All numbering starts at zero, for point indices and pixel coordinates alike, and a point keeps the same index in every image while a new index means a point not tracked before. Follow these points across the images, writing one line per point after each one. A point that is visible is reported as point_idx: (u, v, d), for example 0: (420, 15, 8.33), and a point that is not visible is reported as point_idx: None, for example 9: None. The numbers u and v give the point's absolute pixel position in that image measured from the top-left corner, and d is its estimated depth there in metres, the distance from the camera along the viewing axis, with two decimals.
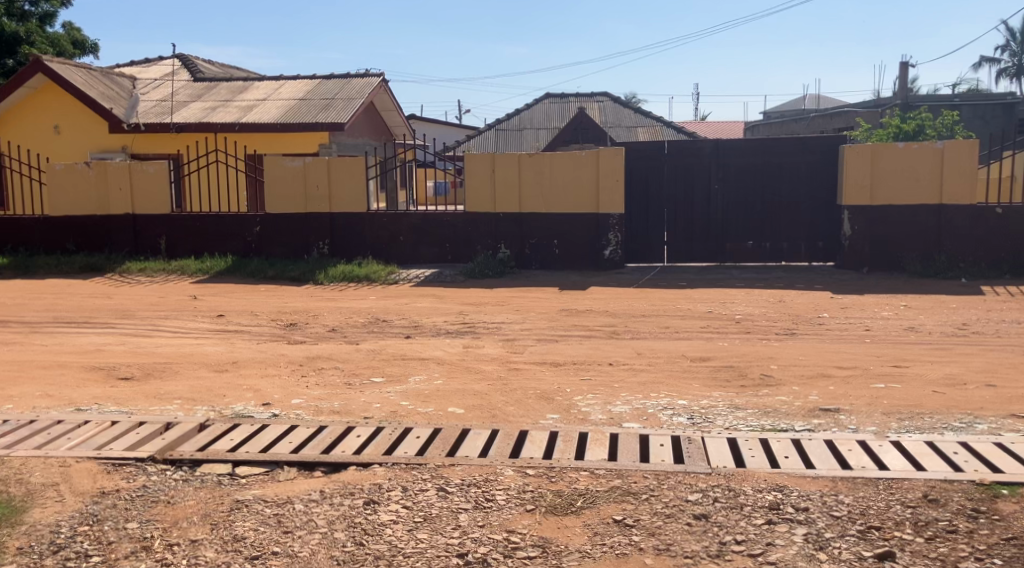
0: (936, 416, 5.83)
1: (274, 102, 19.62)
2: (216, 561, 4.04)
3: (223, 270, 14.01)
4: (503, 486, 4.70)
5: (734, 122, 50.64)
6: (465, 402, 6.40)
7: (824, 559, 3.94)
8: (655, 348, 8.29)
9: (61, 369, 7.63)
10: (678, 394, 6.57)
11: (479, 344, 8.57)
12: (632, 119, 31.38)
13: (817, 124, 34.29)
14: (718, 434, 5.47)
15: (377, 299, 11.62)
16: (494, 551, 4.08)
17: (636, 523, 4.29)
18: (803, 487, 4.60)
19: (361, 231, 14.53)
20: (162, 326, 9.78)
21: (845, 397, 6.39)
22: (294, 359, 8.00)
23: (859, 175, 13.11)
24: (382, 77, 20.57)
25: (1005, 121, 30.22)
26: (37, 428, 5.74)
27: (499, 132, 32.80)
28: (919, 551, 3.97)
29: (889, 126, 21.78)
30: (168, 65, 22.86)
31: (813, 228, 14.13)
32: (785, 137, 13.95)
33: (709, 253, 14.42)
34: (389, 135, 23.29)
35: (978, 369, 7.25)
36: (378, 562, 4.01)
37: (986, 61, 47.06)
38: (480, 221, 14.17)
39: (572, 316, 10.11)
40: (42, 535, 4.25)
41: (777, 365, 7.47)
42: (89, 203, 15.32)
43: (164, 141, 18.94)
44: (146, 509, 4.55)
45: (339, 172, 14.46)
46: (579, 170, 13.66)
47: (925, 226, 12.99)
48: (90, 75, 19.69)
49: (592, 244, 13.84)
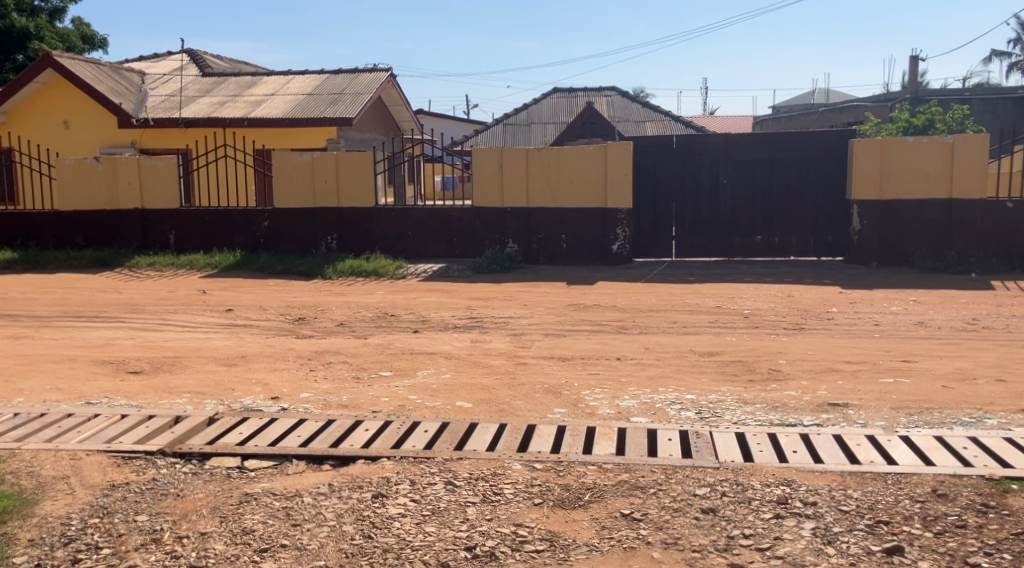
0: (945, 412, 5.81)
1: (282, 97, 19.64)
2: (226, 554, 4.06)
3: (232, 264, 14.03)
4: (511, 480, 4.71)
5: (743, 117, 50.50)
6: (473, 396, 6.41)
7: (832, 553, 3.94)
8: (663, 343, 8.28)
9: (71, 362, 7.67)
10: (686, 390, 6.56)
11: (486, 339, 8.57)
12: (641, 114, 31.32)
13: (827, 118, 34.18)
14: (725, 429, 5.46)
15: (385, 294, 11.63)
16: (502, 545, 4.09)
17: (644, 517, 4.29)
18: (811, 482, 4.59)
19: (368, 226, 14.55)
20: (172, 320, 9.82)
21: (853, 393, 6.37)
22: (302, 354, 8.01)
23: (869, 169, 13.07)
24: (390, 72, 20.58)
25: (1016, 115, 30.02)
26: (47, 422, 5.76)
27: (506, 127, 32.80)
28: (928, 546, 3.96)
29: (899, 121, 21.70)
30: (177, 60, 22.91)
31: (822, 223, 14.08)
32: (793, 132, 13.91)
33: (717, 247, 14.38)
34: (396, 130, 23.32)
35: (989, 363, 7.21)
36: (387, 555, 4.02)
37: (997, 54, 47.05)
38: (488, 216, 14.15)
39: (580, 311, 10.11)
40: (53, 527, 4.28)
41: (786, 360, 7.45)
42: (98, 198, 15.38)
43: (173, 136, 18.98)
44: (156, 502, 4.58)
45: (347, 166, 14.47)
46: (586, 164, 13.66)
47: (935, 221, 12.94)
48: (98, 71, 19.75)
49: (600, 239, 13.83)
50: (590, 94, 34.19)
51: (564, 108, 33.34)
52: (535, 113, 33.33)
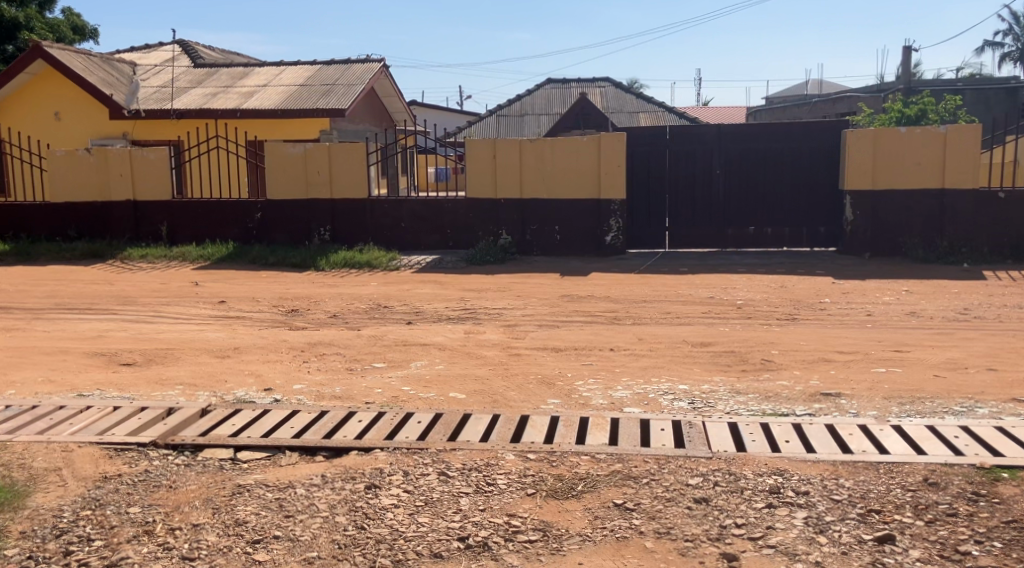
0: (937, 401, 5.83)
1: (275, 88, 19.56)
2: (218, 545, 4.05)
3: (225, 256, 13.99)
4: (504, 471, 4.71)
5: (736, 107, 50.47)
6: (467, 387, 6.42)
7: (824, 542, 3.95)
8: (656, 334, 8.29)
9: (63, 354, 7.65)
10: (679, 379, 6.58)
11: (480, 330, 8.58)
12: (634, 106, 31.31)
13: (820, 109, 34.24)
14: (718, 419, 5.47)
15: (379, 286, 11.61)
16: (495, 535, 4.09)
17: (637, 507, 4.30)
18: (803, 472, 4.60)
19: (362, 218, 14.51)
20: (165, 311, 9.82)
21: (846, 382, 6.39)
22: (295, 345, 8.00)
23: (862, 159, 13.08)
24: (383, 63, 20.51)
25: (1008, 105, 30.13)
26: (39, 414, 5.74)
27: (500, 118, 32.73)
28: (919, 535, 3.98)
29: (890, 111, 21.72)
30: (168, 51, 22.79)
31: (814, 214, 14.09)
32: (786, 123, 13.91)
33: (710, 239, 14.39)
34: (389, 121, 23.25)
35: (980, 353, 7.24)
36: (380, 546, 4.02)
37: (989, 47, 47.34)
38: (480, 206, 14.15)
39: (573, 301, 10.11)
40: (45, 520, 4.27)
41: (779, 350, 7.47)
42: (89, 189, 15.30)
43: (165, 127, 18.92)
44: (148, 494, 4.57)
45: (340, 157, 14.41)
46: (580, 154, 13.63)
47: (927, 211, 12.97)
48: (89, 61, 19.63)
49: (593, 230, 13.82)
50: (584, 85, 34.11)
51: (558, 99, 33.30)
52: (530, 104, 33.28)
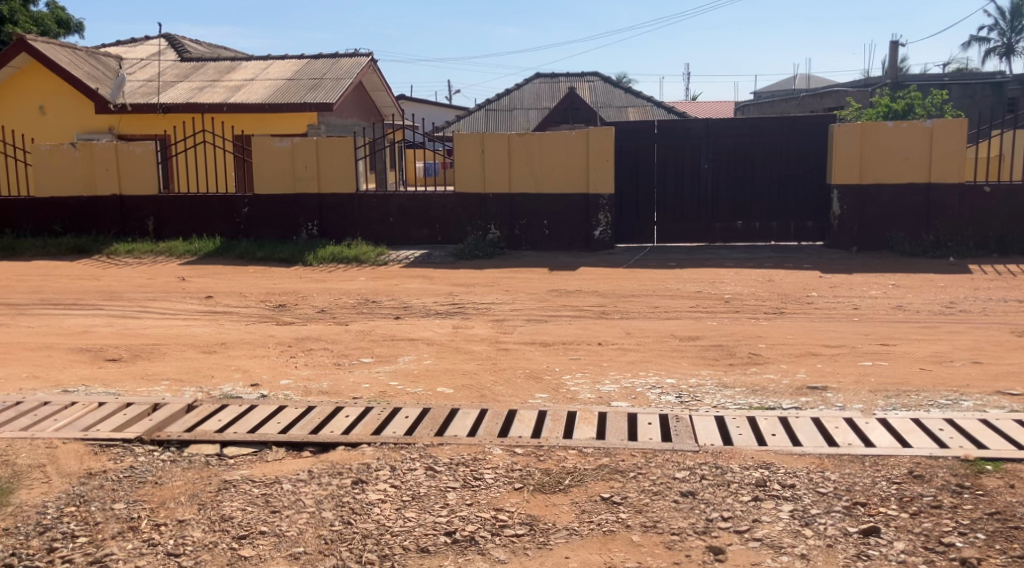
0: (922, 394, 5.86)
1: (262, 82, 19.45)
2: (204, 541, 4.03)
3: (212, 251, 13.91)
4: (491, 465, 4.71)
5: (722, 102, 50.67)
6: (455, 382, 6.40)
7: (810, 535, 3.96)
8: (644, 328, 8.29)
9: (47, 351, 7.58)
10: (666, 372, 6.61)
11: (468, 324, 8.57)
12: (623, 100, 31.34)
13: (807, 104, 34.41)
14: (706, 412, 5.49)
15: (366, 281, 11.55)
16: (482, 529, 4.09)
17: (623, 501, 4.31)
18: (790, 465, 4.62)
19: (350, 212, 14.47)
20: (151, 307, 9.75)
21: (832, 375, 6.43)
22: (282, 341, 7.96)
23: (849, 152, 13.10)
24: (371, 57, 20.41)
25: (992, 100, 30.40)
26: (23, 411, 5.69)
27: (488, 113, 32.66)
28: (904, 527, 4.00)
29: (877, 106, 21.80)
30: (154, 45, 22.63)
31: (802, 208, 14.13)
32: (775, 118, 13.93)
33: (697, 232, 14.43)
34: (376, 115, 23.09)
35: (964, 346, 7.28)
36: (366, 541, 4.01)
37: (975, 42, 47.56)
38: (468, 201, 14.12)
39: (561, 296, 10.10)
40: (29, 516, 4.25)
41: (766, 344, 7.49)
42: (74, 183, 15.18)
43: (152, 122, 18.82)
44: (134, 490, 4.54)
45: (327, 152, 14.37)
46: (568, 149, 13.61)
47: (914, 205, 13.03)
48: (75, 55, 19.49)
49: (582, 225, 13.83)
50: (572, 79, 34.05)
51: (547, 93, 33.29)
52: (518, 98, 33.22)
